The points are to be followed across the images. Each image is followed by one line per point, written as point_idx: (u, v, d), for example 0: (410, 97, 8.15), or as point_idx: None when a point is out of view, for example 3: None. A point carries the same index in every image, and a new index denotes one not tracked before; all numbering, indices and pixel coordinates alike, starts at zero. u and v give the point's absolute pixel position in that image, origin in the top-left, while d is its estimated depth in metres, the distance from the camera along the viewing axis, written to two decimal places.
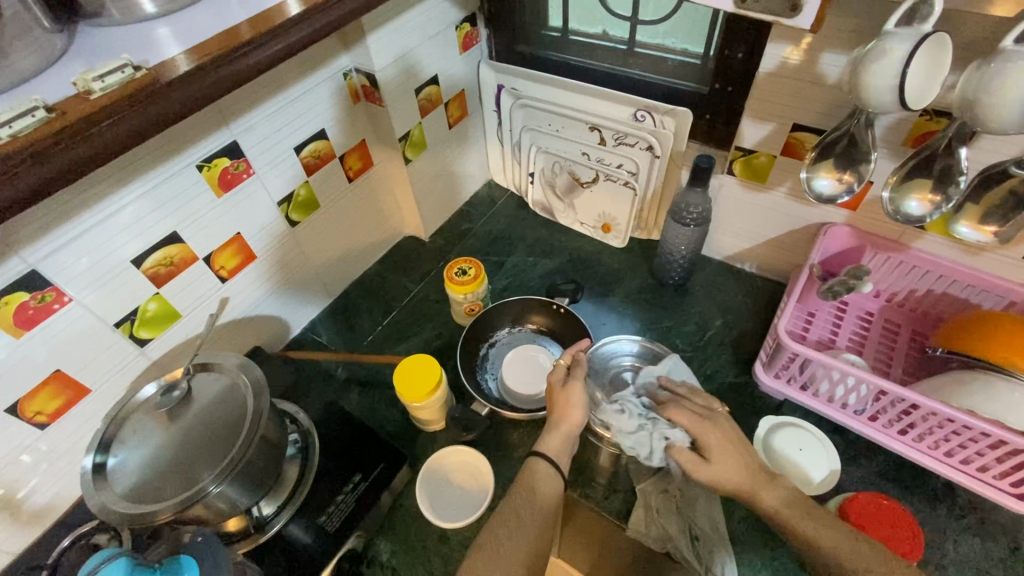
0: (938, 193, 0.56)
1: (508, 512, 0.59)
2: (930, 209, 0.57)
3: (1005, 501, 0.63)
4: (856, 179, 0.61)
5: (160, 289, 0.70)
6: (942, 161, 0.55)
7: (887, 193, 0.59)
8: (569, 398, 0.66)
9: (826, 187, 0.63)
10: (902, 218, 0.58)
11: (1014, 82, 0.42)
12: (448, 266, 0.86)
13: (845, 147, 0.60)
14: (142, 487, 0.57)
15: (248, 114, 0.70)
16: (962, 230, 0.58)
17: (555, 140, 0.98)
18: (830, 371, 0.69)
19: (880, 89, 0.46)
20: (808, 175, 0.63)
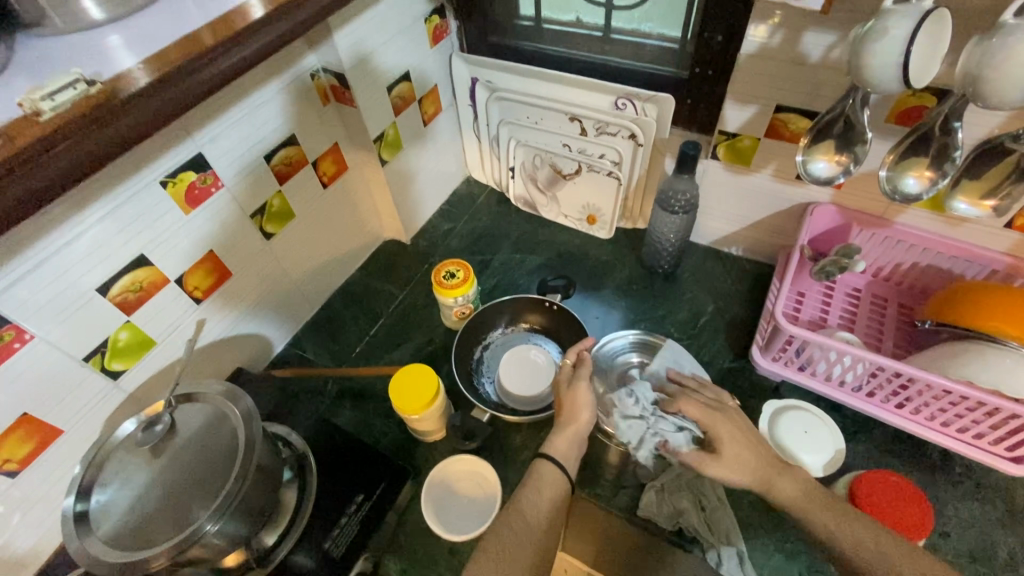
0: (936, 169, 0.56)
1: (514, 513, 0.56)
2: (927, 185, 0.57)
3: (1002, 466, 0.65)
4: (853, 159, 0.60)
5: (130, 317, 0.66)
6: (939, 139, 0.55)
7: (884, 172, 0.59)
8: (575, 398, 0.65)
9: (823, 169, 0.62)
10: (901, 197, 0.58)
11: (1016, 57, 0.42)
12: (435, 271, 0.83)
13: (841, 128, 0.59)
14: (132, 532, 0.53)
15: (212, 124, 0.66)
16: (960, 206, 0.57)
17: (535, 133, 0.96)
18: (828, 351, 0.69)
19: (882, 69, 0.45)
20: (804, 158, 0.62)
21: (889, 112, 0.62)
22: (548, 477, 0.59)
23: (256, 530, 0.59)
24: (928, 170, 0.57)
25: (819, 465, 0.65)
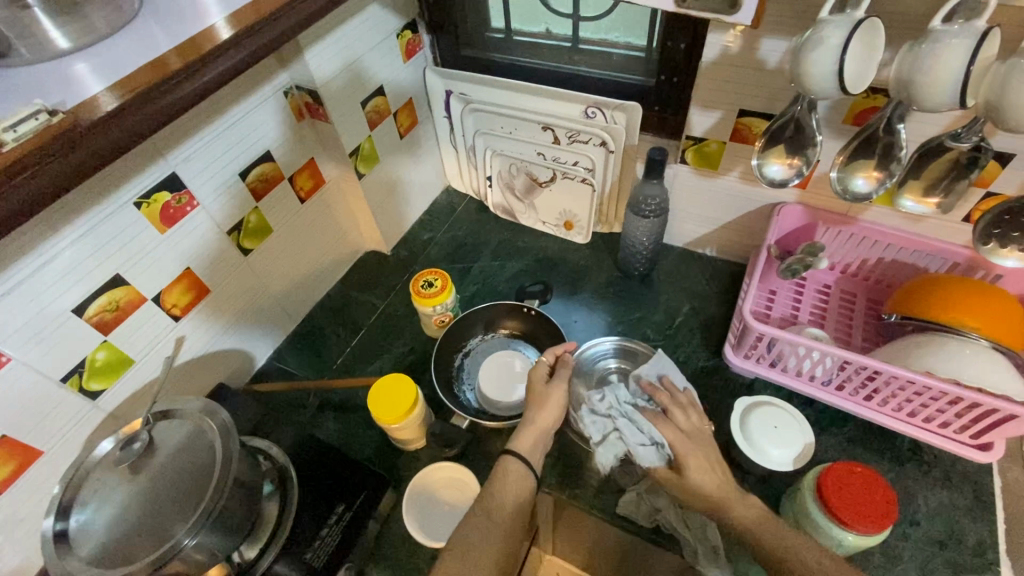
0: (882, 170, 0.58)
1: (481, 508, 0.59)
2: (876, 185, 0.59)
3: (966, 453, 0.67)
4: (806, 162, 0.62)
5: (108, 336, 0.66)
6: (884, 140, 0.57)
7: (835, 173, 0.61)
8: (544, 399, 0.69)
9: (778, 172, 0.64)
10: (851, 197, 0.60)
11: (943, 63, 0.44)
12: (413, 280, 0.84)
13: (791, 132, 0.62)
14: (112, 550, 0.53)
15: (185, 143, 0.67)
16: (907, 204, 0.60)
17: (509, 142, 0.98)
18: (796, 347, 0.71)
19: (820, 76, 0.47)
20: (759, 162, 0.64)
21: (846, 113, 0.65)
22: (522, 478, 0.62)
23: (237, 543, 0.60)
24: (876, 171, 0.59)
25: (788, 460, 0.65)
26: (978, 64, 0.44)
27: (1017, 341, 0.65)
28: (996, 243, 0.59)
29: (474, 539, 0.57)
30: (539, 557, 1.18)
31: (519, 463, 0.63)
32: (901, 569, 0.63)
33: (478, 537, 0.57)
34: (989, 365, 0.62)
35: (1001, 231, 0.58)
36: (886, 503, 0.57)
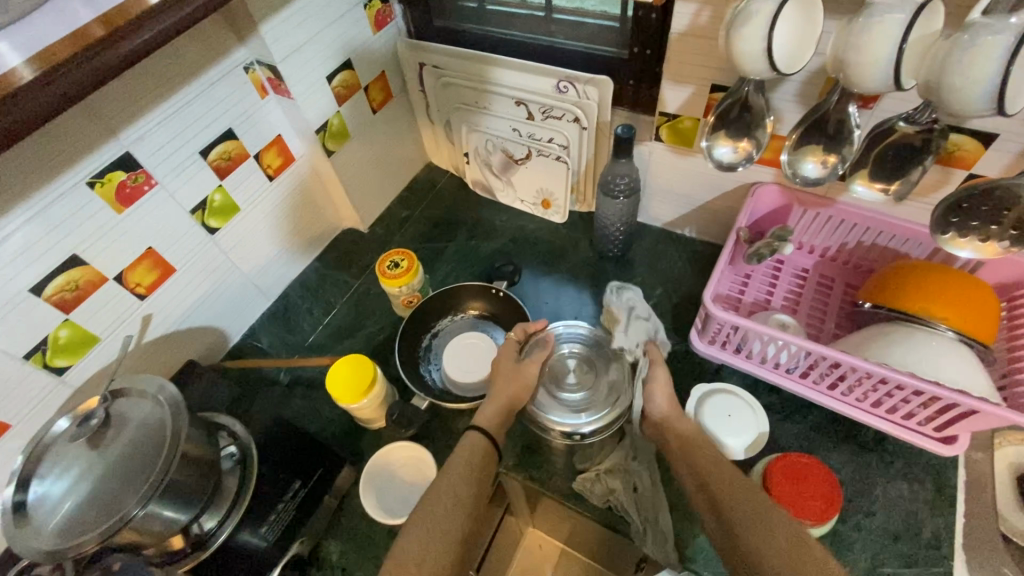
0: (832, 154, 0.58)
1: (443, 482, 0.60)
2: (825, 171, 0.59)
3: (929, 445, 0.66)
4: (753, 147, 0.64)
5: (69, 315, 0.68)
6: (835, 118, 0.57)
7: (785, 156, 0.61)
8: (498, 373, 0.69)
9: (726, 154, 0.65)
10: (801, 180, 0.60)
11: (877, 38, 0.46)
12: (380, 260, 0.83)
13: (738, 113, 0.62)
14: (63, 524, 0.55)
15: (138, 122, 0.66)
16: (858, 190, 0.59)
17: (483, 117, 0.95)
18: (761, 334, 0.68)
19: (753, 53, 0.51)
20: (708, 143, 0.64)
21: (820, 87, 0.61)
22: (485, 457, 0.63)
23: (195, 514, 0.61)
24: (827, 156, 0.59)
25: (741, 448, 0.67)
26: (914, 41, 0.46)
27: (987, 336, 0.62)
28: (956, 232, 0.55)
29: (440, 512, 0.57)
30: (519, 532, 1.19)
31: (482, 437, 0.64)
32: (850, 560, 0.62)
33: (441, 513, 0.57)
34: (954, 357, 0.60)
35: (959, 219, 0.55)
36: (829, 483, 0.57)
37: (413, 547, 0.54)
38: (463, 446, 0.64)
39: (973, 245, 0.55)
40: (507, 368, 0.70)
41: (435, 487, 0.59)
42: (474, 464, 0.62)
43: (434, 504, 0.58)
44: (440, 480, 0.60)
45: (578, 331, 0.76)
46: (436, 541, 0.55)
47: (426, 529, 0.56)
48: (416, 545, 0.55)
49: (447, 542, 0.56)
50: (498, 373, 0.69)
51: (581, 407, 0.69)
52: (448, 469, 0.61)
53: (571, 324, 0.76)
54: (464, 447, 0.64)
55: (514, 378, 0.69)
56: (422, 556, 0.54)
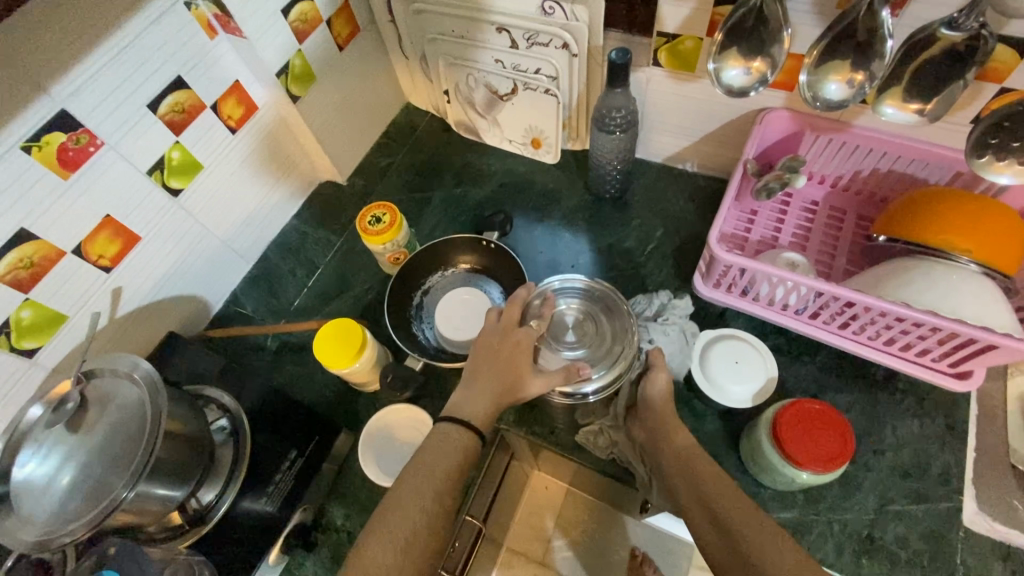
0: (860, 71, 0.52)
1: (415, 477, 0.55)
2: (850, 90, 0.53)
3: (944, 382, 0.63)
4: (767, 67, 0.57)
5: (29, 294, 0.63)
6: (867, 26, 0.51)
7: (803, 77, 0.55)
8: (504, 369, 0.61)
9: (737, 77, 0.58)
10: (822, 104, 0.55)
11: None
12: (360, 216, 0.78)
13: (756, 26, 0.56)
14: (50, 512, 0.53)
15: (71, 75, 0.58)
16: (887, 111, 0.53)
17: (461, 49, 0.85)
18: (769, 275, 0.64)
19: None
20: (716, 66, 0.58)
21: None
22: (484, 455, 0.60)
23: (191, 490, 0.60)
24: (854, 73, 0.52)
25: (747, 396, 0.64)
26: None
27: (1012, 265, 0.58)
28: (995, 154, 0.50)
29: (413, 516, 0.53)
30: (525, 476, 1.21)
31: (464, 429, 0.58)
32: (858, 500, 0.61)
33: (412, 517, 0.52)
34: (976, 291, 0.56)
35: (998, 140, 0.49)
36: (842, 441, 0.54)
37: (387, 559, 0.50)
38: (444, 441, 0.58)
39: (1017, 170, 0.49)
40: (515, 365, 0.61)
41: (406, 486, 0.54)
42: (454, 462, 0.56)
43: (411, 510, 0.53)
44: (409, 478, 0.55)
45: (575, 285, 0.71)
46: (412, 554, 0.51)
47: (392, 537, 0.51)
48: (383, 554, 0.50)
49: (421, 553, 0.52)
50: (503, 373, 0.61)
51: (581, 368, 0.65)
52: (420, 463, 0.56)
53: (567, 277, 0.71)
54: (440, 439, 0.58)
55: (522, 383, 0.61)
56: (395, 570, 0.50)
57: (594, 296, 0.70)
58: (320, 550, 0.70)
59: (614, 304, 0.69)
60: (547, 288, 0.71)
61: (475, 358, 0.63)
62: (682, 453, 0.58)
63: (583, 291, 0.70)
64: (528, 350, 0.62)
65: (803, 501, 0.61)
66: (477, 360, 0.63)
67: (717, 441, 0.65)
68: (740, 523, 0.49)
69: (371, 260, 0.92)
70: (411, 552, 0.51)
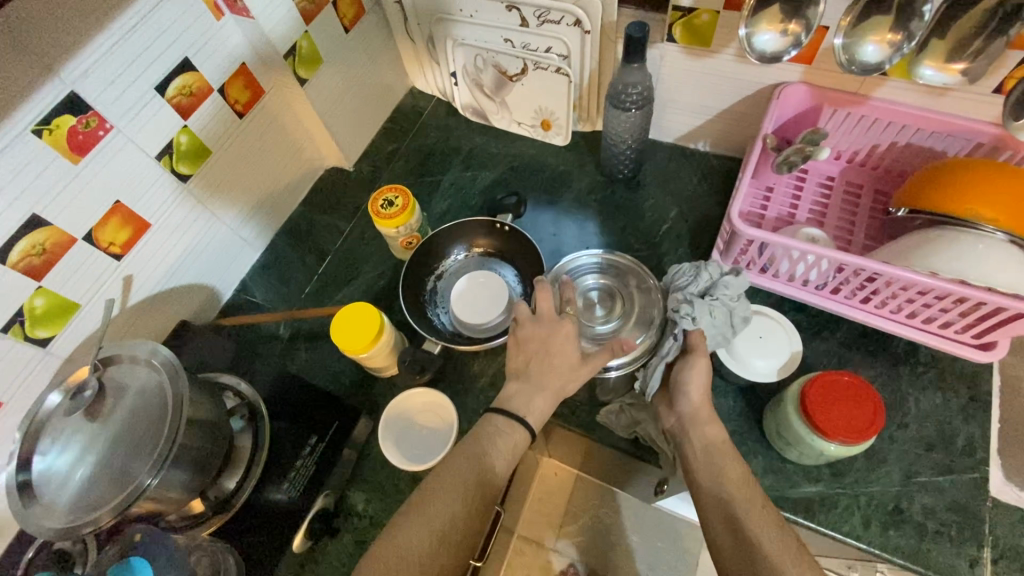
0: (897, 32, 0.53)
1: (461, 466, 0.55)
2: (888, 52, 0.54)
3: (968, 354, 0.63)
4: (801, 28, 0.56)
5: (42, 282, 0.62)
6: None
7: (839, 40, 0.55)
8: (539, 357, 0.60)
9: (771, 42, 0.57)
10: (859, 67, 0.55)
11: None
12: (372, 199, 0.77)
13: None
14: (73, 501, 0.52)
15: (79, 55, 0.57)
16: (927, 74, 0.54)
17: (470, 29, 0.84)
18: (790, 250, 0.63)
19: None
20: (748, 30, 0.57)
21: None
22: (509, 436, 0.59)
23: (211, 479, 0.60)
24: (890, 34, 0.54)
25: (773, 370, 0.64)
26: None
27: None
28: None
29: (455, 506, 0.53)
30: (536, 463, 1.21)
31: (504, 420, 0.58)
32: (884, 473, 0.61)
33: (450, 505, 0.53)
34: (1003, 259, 0.56)
35: None
36: (872, 413, 0.54)
37: (421, 552, 0.50)
38: (485, 430, 0.58)
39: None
40: (554, 354, 0.60)
41: (444, 472, 0.55)
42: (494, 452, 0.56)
43: (453, 500, 0.53)
44: (445, 466, 0.55)
45: (604, 262, 0.72)
46: (448, 544, 0.51)
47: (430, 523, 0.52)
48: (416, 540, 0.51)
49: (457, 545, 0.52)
50: (542, 364, 0.60)
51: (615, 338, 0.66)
52: (465, 451, 0.56)
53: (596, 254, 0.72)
54: (488, 430, 0.58)
55: (565, 372, 0.60)
56: (433, 561, 0.50)
57: (623, 273, 0.71)
58: (341, 536, 0.69)
59: (642, 281, 0.70)
60: (577, 264, 0.72)
61: (512, 351, 0.63)
62: (720, 476, 0.54)
63: (613, 268, 0.71)
64: (573, 338, 0.62)
65: (829, 475, 0.61)
66: (519, 356, 0.62)
67: (740, 418, 0.65)
68: (756, 535, 0.49)
69: (382, 246, 0.91)
70: (443, 541, 0.51)
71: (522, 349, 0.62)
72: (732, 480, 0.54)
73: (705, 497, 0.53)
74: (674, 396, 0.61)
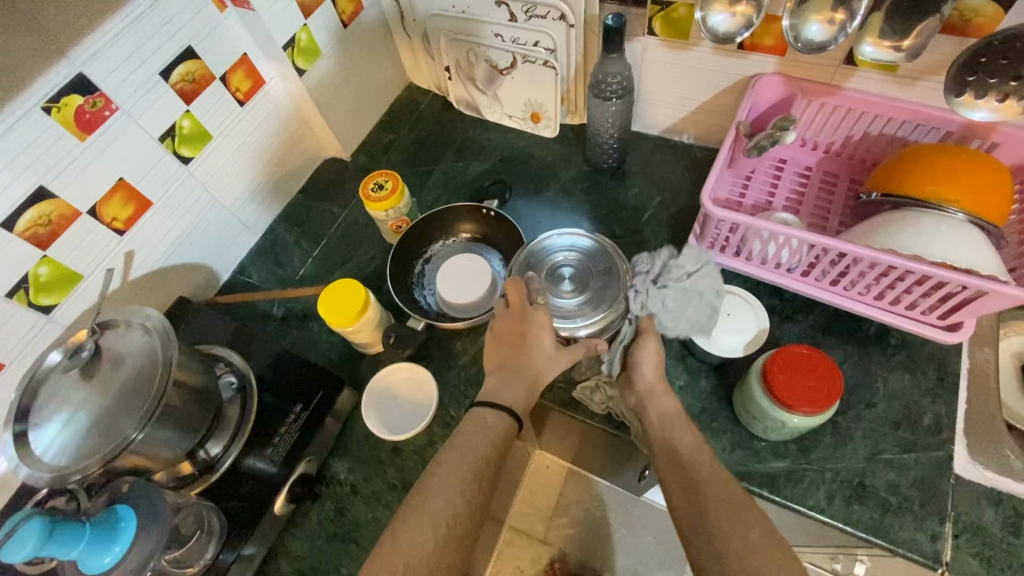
0: (840, 12, 0.55)
1: (455, 462, 0.56)
2: (831, 32, 0.57)
3: (936, 335, 0.64)
4: (751, 11, 0.59)
5: (47, 252, 0.66)
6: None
7: (786, 20, 0.57)
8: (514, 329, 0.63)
9: (723, 22, 0.61)
10: (803, 45, 0.58)
11: None
12: (363, 183, 0.80)
13: None
14: (64, 453, 0.55)
15: (88, 39, 0.61)
16: (866, 51, 0.58)
17: (463, 24, 0.87)
18: (760, 231, 0.65)
19: None
20: (702, 12, 0.61)
21: None
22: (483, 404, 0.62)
23: (200, 440, 0.64)
24: (834, 13, 0.56)
25: (739, 346, 0.66)
26: None
27: (999, 217, 0.59)
28: (972, 91, 0.54)
29: (453, 501, 0.53)
30: (527, 454, 1.23)
31: (501, 415, 0.60)
32: (849, 449, 0.62)
33: (447, 500, 0.53)
34: (963, 240, 0.57)
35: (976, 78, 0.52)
36: (829, 386, 0.56)
37: (425, 551, 0.50)
38: (481, 426, 0.59)
39: (989, 104, 0.54)
40: (529, 327, 0.63)
41: (444, 467, 0.55)
42: (490, 448, 0.58)
43: (453, 496, 0.53)
44: (443, 462, 0.56)
45: (593, 248, 0.70)
46: (451, 539, 0.52)
47: (427, 518, 0.52)
48: (414, 533, 0.51)
49: (458, 541, 0.52)
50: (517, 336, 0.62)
51: (573, 314, 0.66)
52: (457, 446, 0.57)
53: (589, 238, 0.71)
54: (478, 425, 0.59)
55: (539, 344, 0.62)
56: (437, 557, 0.51)
57: (604, 261, 0.69)
58: (324, 502, 0.71)
59: (618, 274, 0.68)
60: (569, 241, 0.71)
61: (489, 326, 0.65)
62: (686, 452, 0.55)
63: (598, 256, 0.70)
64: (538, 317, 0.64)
65: (795, 450, 0.63)
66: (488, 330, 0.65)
67: (711, 395, 0.67)
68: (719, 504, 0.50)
69: (375, 232, 0.94)
70: (443, 536, 0.52)
71: (496, 324, 0.64)
72: (699, 453, 0.55)
73: (669, 474, 0.54)
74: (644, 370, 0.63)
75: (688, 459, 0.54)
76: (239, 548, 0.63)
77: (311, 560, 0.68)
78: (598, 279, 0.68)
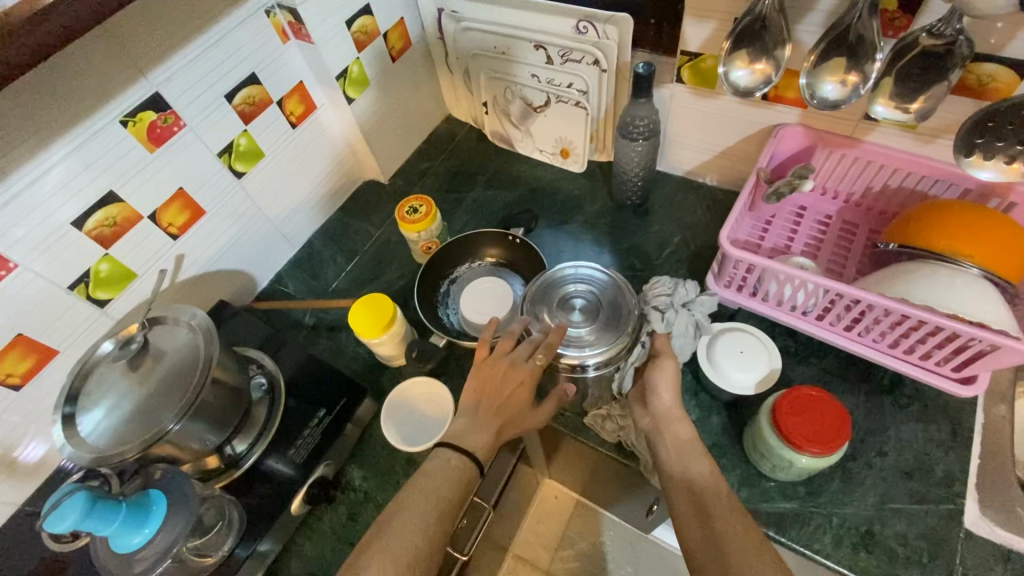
0: (854, 74, 0.59)
1: (414, 501, 0.58)
2: (845, 91, 0.60)
3: (951, 388, 0.64)
4: (771, 69, 0.63)
5: (109, 250, 0.72)
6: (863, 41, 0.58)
7: (803, 79, 0.62)
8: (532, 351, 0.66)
9: (743, 77, 0.65)
10: (818, 102, 0.62)
11: None
12: (399, 206, 0.85)
13: (759, 31, 0.63)
14: (105, 438, 0.60)
15: (167, 63, 0.68)
16: (878, 111, 0.60)
17: (501, 64, 0.93)
18: (778, 273, 0.67)
19: None
20: (724, 67, 0.64)
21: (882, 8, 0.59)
22: (498, 418, 0.64)
23: (228, 436, 0.67)
24: (846, 75, 0.60)
25: (751, 384, 0.67)
26: None
27: (1013, 274, 0.61)
28: (980, 152, 0.56)
29: (416, 539, 0.55)
30: (536, 483, 1.23)
31: (457, 459, 0.61)
32: (858, 495, 0.62)
33: (408, 536, 0.55)
34: (979, 294, 0.58)
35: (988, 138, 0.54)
36: (831, 434, 0.57)
37: None
38: (444, 467, 0.61)
39: (996, 166, 0.56)
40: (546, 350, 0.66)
41: (406, 503, 0.57)
42: (450, 487, 0.59)
43: (415, 533, 0.55)
44: (405, 501, 0.58)
45: (615, 289, 0.71)
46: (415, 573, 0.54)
47: (392, 550, 0.54)
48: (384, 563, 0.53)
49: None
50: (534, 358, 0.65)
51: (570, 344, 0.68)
52: (419, 485, 0.59)
53: (613, 276, 0.72)
54: (440, 465, 0.61)
55: None
56: None
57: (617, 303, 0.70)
58: (337, 506, 0.74)
59: (624, 319, 0.68)
60: (594, 275, 0.73)
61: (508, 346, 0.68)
62: (696, 485, 0.57)
63: (614, 298, 0.70)
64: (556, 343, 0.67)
65: (803, 492, 0.63)
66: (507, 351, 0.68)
67: (721, 431, 0.68)
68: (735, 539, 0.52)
69: (405, 252, 0.99)
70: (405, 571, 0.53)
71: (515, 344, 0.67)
72: (711, 484, 0.57)
73: (683, 506, 0.56)
74: (654, 401, 0.65)
75: (695, 490, 0.56)
76: (254, 544, 0.66)
77: (320, 563, 0.70)
78: (605, 319, 0.69)
